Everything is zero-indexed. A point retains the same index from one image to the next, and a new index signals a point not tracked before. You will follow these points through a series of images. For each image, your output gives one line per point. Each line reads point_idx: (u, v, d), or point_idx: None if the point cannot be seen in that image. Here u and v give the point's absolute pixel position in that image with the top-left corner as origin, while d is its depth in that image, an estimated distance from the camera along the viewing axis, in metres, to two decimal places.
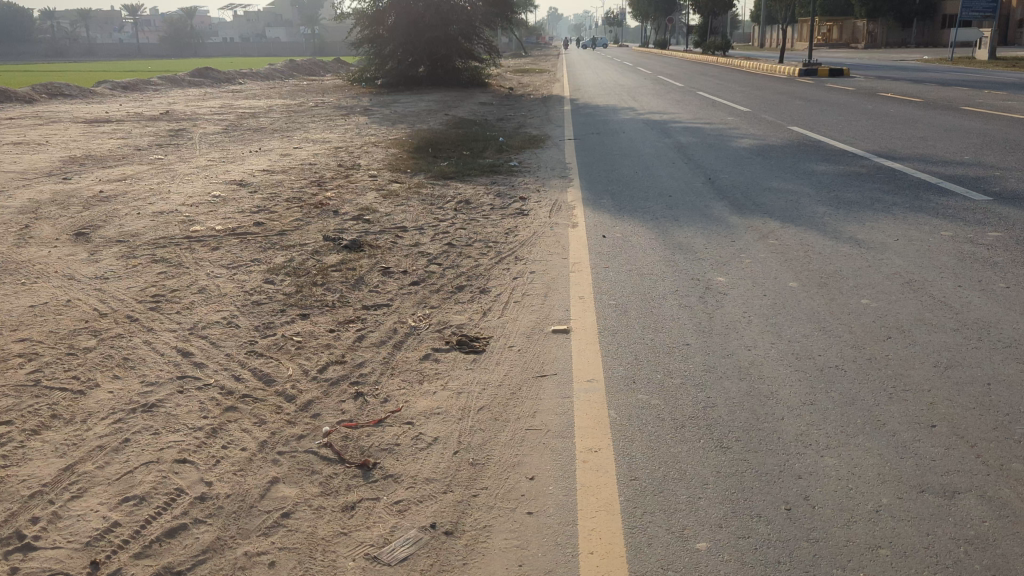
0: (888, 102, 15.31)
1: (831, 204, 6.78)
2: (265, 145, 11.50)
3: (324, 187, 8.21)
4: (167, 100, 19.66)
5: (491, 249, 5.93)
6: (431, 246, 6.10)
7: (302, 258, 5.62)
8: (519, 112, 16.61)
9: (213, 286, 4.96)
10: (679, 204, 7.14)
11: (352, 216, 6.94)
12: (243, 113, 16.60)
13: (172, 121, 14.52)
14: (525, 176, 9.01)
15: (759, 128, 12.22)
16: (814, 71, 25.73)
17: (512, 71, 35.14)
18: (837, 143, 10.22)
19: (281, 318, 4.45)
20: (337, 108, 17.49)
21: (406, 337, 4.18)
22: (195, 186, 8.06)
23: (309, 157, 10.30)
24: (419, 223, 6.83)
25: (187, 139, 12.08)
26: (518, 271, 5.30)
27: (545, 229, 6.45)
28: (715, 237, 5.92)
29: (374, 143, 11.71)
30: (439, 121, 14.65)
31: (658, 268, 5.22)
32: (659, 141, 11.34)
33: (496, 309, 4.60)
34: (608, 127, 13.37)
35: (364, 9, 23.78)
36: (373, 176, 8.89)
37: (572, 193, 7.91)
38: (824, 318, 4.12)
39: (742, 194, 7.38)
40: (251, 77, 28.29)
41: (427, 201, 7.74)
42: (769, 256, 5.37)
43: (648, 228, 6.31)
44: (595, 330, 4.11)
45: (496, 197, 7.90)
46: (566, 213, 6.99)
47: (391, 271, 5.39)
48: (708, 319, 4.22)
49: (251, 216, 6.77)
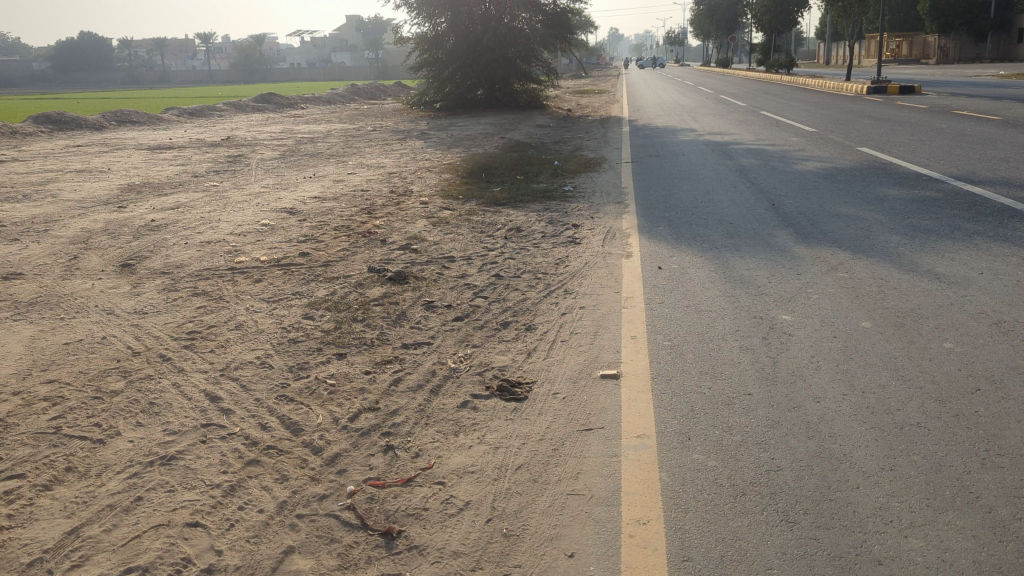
0: (964, 121, 14.59)
1: (907, 233, 6.32)
2: (319, 170, 11.48)
3: (374, 214, 8.08)
4: (230, 125, 20.00)
5: (540, 282, 5.66)
6: (479, 277, 5.86)
7: (344, 291, 5.45)
8: (577, 134, 16.36)
9: (250, 322, 4.81)
10: (740, 232, 6.77)
11: (400, 245, 6.77)
12: (302, 138, 16.75)
13: (232, 146, 14.68)
14: (580, 201, 8.74)
15: (826, 149, 11.71)
16: (883, 89, 24.91)
17: (572, 92, 34.97)
18: (911, 165, 9.70)
19: (316, 358, 4.25)
20: (394, 132, 17.50)
21: (445, 381, 3.93)
22: (245, 214, 8.01)
23: (362, 183, 10.23)
24: (468, 253, 6.61)
25: (245, 165, 12.17)
26: (567, 307, 5.02)
27: (598, 260, 6.16)
28: (779, 269, 5.55)
29: (428, 167, 11.60)
30: (495, 144, 14.49)
31: (717, 303, 4.88)
32: (721, 163, 10.95)
33: (541, 348, 4.33)
34: (667, 148, 13.02)
35: (423, 33, 23.92)
36: (424, 202, 8.74)
37: (628, 220, 7.61)
38: (902, 366, 3.74)
39: (808, 222, 6.98)
40: (314, 102, 28.72)
41: (478, 228, 7.53)
42: (839, 291, 4.98)
43: (707, 259, 5.97)
44: (647, 376, 3.80)
45: (548, 224, 7.65)
46: (620, 242, 6.70)
47: (434, 306, 5.16)
48: (771, 365, 3.87)
49: (298, 246, 6.65)
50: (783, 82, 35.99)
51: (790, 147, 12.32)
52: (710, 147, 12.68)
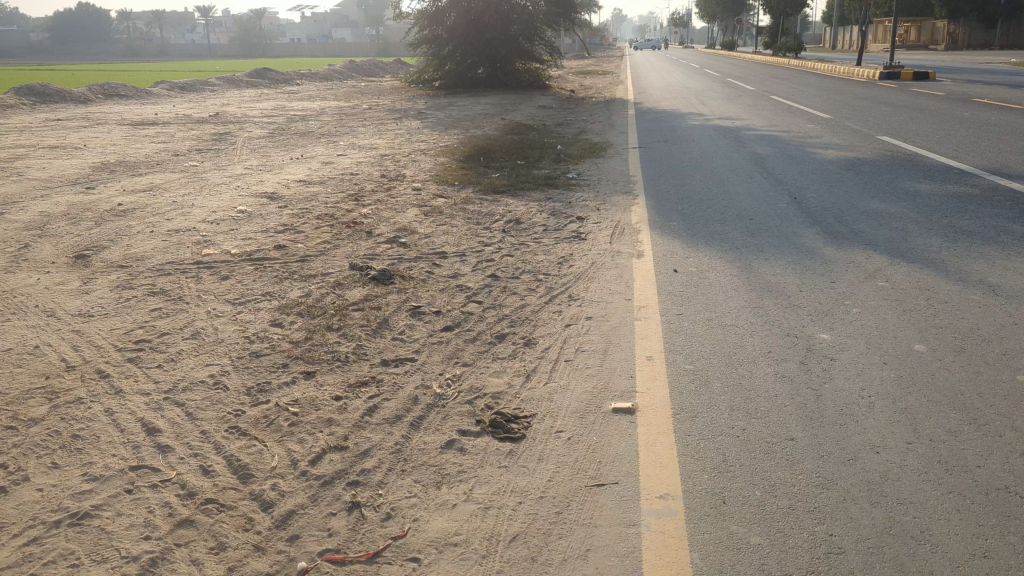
0: (986, 110, 13.95)
1: (948, 235, 5.71)
2: (308, 151, 10.85)
3: (361, 201, 7.47)
4: (220, 101, 19.28)
5: (541, 285, 5.06)
6: (473, 278, 5.26)
7: (320, 292, 4.84)
8: (580, 117, 15.69)
9: (209, 329, 4.21)
10: (761, 229, 6.16)
11: (387, 238, 6.16)
12: (294, 115, 16.09)
13: (219, 124, 14.01)
14: (584, 190, 8.11)
15: (845, 138, 11.06)
16: (895, 75, 24.22)
17: (575, 73, 34.22)
18: (938, 157, 9.07)
19: (279, 378, 3.65)
20: (390, 111, 16.82)
21: (428, 411, 3.34)
22: (222, 199, 7.39)
23: (352, 165, 9.60)
24: (461, 248, 6.00)
25: (230, 144, 11.52)
26: (571, 317, 4.41)
27: (606, 260, 5.54)
28: (809, 275, 4.94)
29: (423, 149, 10.96)
30: (495, 126, 13.83)
31: (743, 317, 4.27)
32: (734, 151, 10.30)
33: (543, 369, 3.74)
34: (676, 133, 12.37)
35: (423, 9, 23.12)
36: (417, 189, 8.11)
37: (637, 212, 6.98)
38: (971, 404, 3.15)
39: (837, 219, 6.35)
40: (310, 78, 27.93)
41: (473, 220, 6.92)
42: (882, 304, 4.36)
43: (728, 261, 5.35)
44: (667, 412, 3.20)
45: (550, 216, 7.03)
46: (630, 239, 6.08)
47: (422, 313, 4.56)
48: (815, 400, 3.26)
49: (274, 237, 6.04)
50: (791, 66, 35.23)
51: (805, 134, 11.67)
52: (721, 133, 12.05)
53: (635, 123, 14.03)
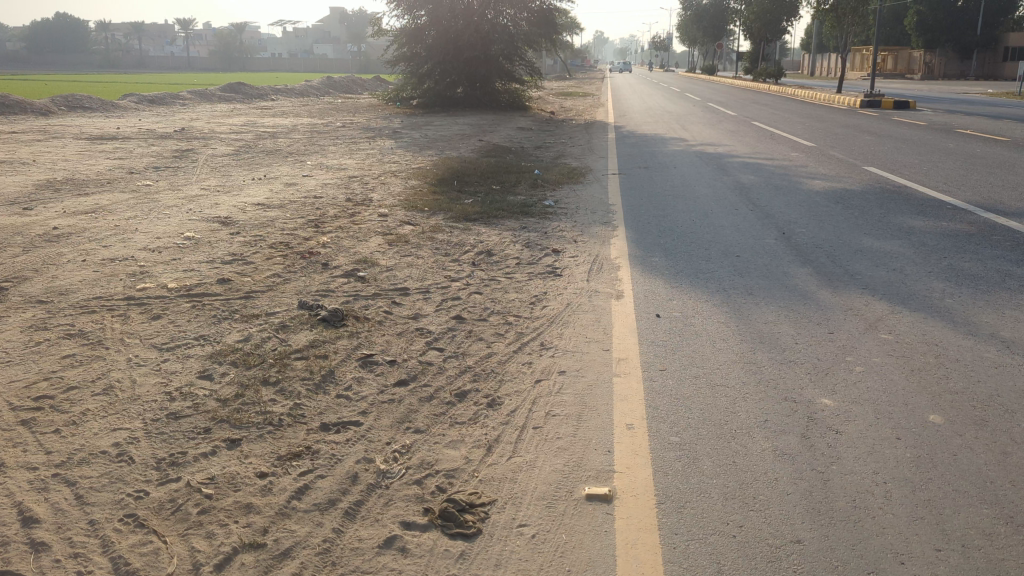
0: (972, 141, 13.67)
1: (951, 279, 5.29)
2: (272, 171, 10.31)
3: (321, 228, 6.95)
4: (189, 115, 18.73)
5: (511, 329, 4.57)
6: (436, 319, 4.76)
7: (262, 336, 4.32)
8: (559, 140, 15.27)
9: (126, 382, 3.67)
10: (749, 268, 5.72)
11: (344, 270, 5.65)
12: (263, 132, 15.53)
13: (183, 139, 13.44)
14: (561, 220, 7.64)
15: (831, 167, 10.71)
16: (876, 103, 24.10)
17: (556, 94, 33.96)
18: (929, 190, 8.70)
19: (196, 447, 3.12)
20: (364, 129, 16.33)
21: (366, 494, 2.82)
22: (170, 223, 6.85)
23: (317, 187, 9.08)
24: (425, 284, 5.49)
25: (191, 161, 10.96)
26: (543, 371, 3.92)
27: (582, 300, 5.06)
28: (804, 324, 4.49)
29: (393, 171, 10.46)
30: (471, 148, 13.37)
31: (734, 374, 3.79)
32: (717, 179, 9.89)
33: (507, 436, 3.24)
34: (657, 159, 11.97)
35: (402, 26, 22.71)
36: (383, 215, 7.61)
37: (617, 246, 6.51)
38: (1005, 497, 2.69)
39: (830, 258, 5.92)
40: (285, 93, 27.41)
41: (441, 251, 6.43)
42: (887, 361, 3.92)
43: (716, 304, 4.89)
44: (650, 501, 2.71)
45: (524, 248, 6.55)
46: (608, 276, 5.60)
47: (374, 363, 4.04)
48: (822, 485, 2.79)
49: (219, 268, 5.51)
50: (771, 92, 35.21)
51: (790, 162, 11.31)
52: (704, 160, 11.68)
53: (616, 148, 13.64)
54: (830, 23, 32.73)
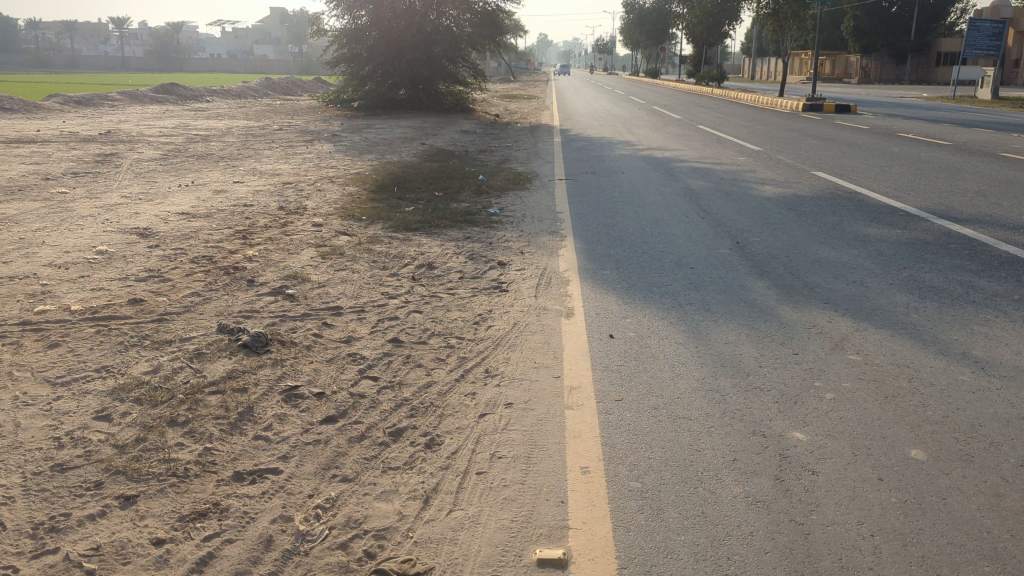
0: (916, 146, 13.72)
1: (913, 292, 5.08)
2: (201, 177, 9.73)
3: (250, 239, 6.48)
4: (117, 118, 17.89)
5: (452, 354, 4.19)
6: (370, 343, 4.35)
7: (173, 365, 3.85)
8: (505, 144, 14.93)
9: (7, 426, 3.19)
10: (705, 281, 5.44)
11: (272, 288, 5.20)
12: (195, 135, 14.85)
13: (107, 143, 12.72)
14: (506, 229, 7.29)
15: (779, 173, 10.57)
16: (818, 107, 24.38)
17: (500, 96, 33.66)
18: (879, 196, 8.58)
19: (83, 507, 2.68)
20: (302, 133, 15.74)
21: (280, 565, 2.42)
22: (82, 234, 6.30)
23: (248, 195, 8.57)
24: (360, 302, 5.08)
25: (113, 167, 10.31)
26: (487, 403, 3.54)
27: (529, 319, 4.71)
28: (766, 344, 4.21)
29: (331, 177, 9.98)
30: (413, 152, 12.94)
31: (696, 403, 3.48)
32: (666, 185, 9.66)
33: (447, 485, 2.85)
34: (604, 164, 11.71)
35: (342, 26, 22.13)
36: (317, 224, 7.15)
37: (566, 258, 6.18)
38: (1006, 551, 2.40)
39: (787, 270, 5.68)
40: (221, 94, 26.53)
41: (379, 264, 6.02)
42: (858, 386, 3.65)
43: (672, 322, 4.57)
44: (610, 566, 2.36)
45: (468, 260, 6.18)
46: (557, 291, 5.27)
47: (299, 398, 3.62)
48: (803, 540, 2.47)
49: (131, 286, 5.01)
50: (715, 96, 35.44)
51: (738, 167, 11.15)
52: (651, 165, 11.45)
53: (562, 152, 13.35)
54: (771, 27, 33.06)
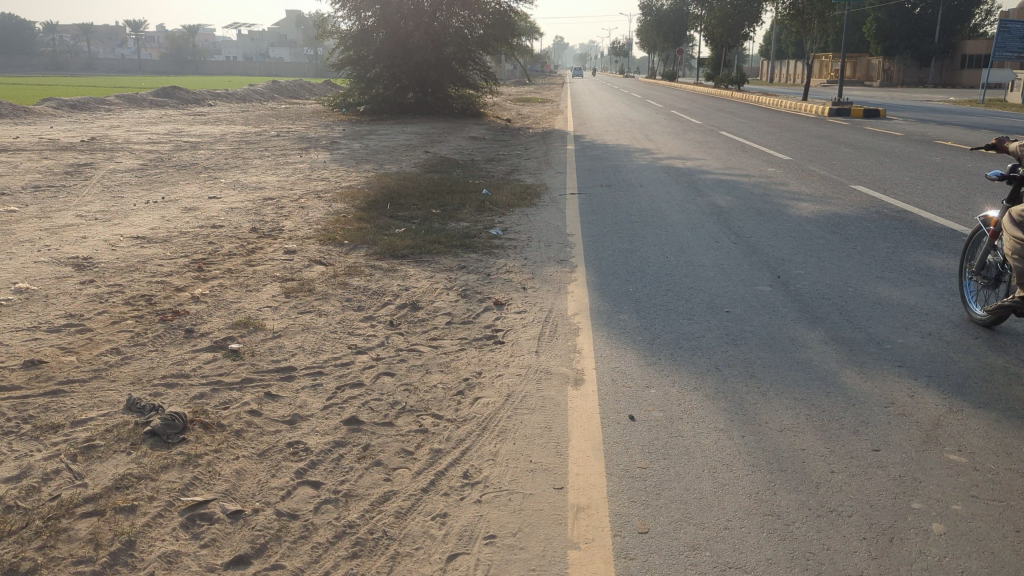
0: (961, 156, 12.57)
1: (1009, 351, 4.06)
2: (175, 191, 8.81)
3: (206, 271, 5.54)
4: (109, 123, 17.06)
5: (422, 445, 3.21)
6: (319, 425, 3.38)
7: (45, 467, 2.89)
8: (514, 152, 13.97)
9: None
10: (744, 331, 4.45)
11: (213, 340, 4.23)
12: (186, 142, 14.00)
13: (88, 152, 11.87)
14: (508, 256, 6.31)
15: (813, 187, 9.53)
16: (845, 111, 23.22)
17: (514, 101, 32.73)
18: (934, 218, 7.52)
19: None
20: (299, 139, 14.83)
21: None
22: (8, 266, 5.39)
23: (221, 213, 7.65)
24: (319, 360, 4.11)
25: (82, 179, 9.42)
26: (460, 534, 2.56)
27: (525, 388, 3.72)
28: (836, 433, 3.21)
29: (319, 192, 9.03)
30: (414, 161, 12.00)
31: (754, 539, 2.49)
32: (690, 202, 8.65)
33: None
34: (621, 175, 10.73)
35: (348, 28, 21.27)
36: (290, 251, 6.21)
37: (576, 295, 5.20)
38: None
39: (843, 316, 4.68)
40: (224, 98, 25.67)
41: (352, 304, 5.06)
42: (975, 509, 2.64)
43: (709, 396, 3.59)
44: None
45: (459, 298, 5.20)
46: (564, 344, 4.28)
47: (205, 522, 2.65)
48: None
49: (38, 340, 4.07)
50: (736, 99, 34.17)
51: (767, 180, 10.13)
52: (673, 176, 10.44)
53: (575, 161, 12.38)
54: (795, 28, 31.73)
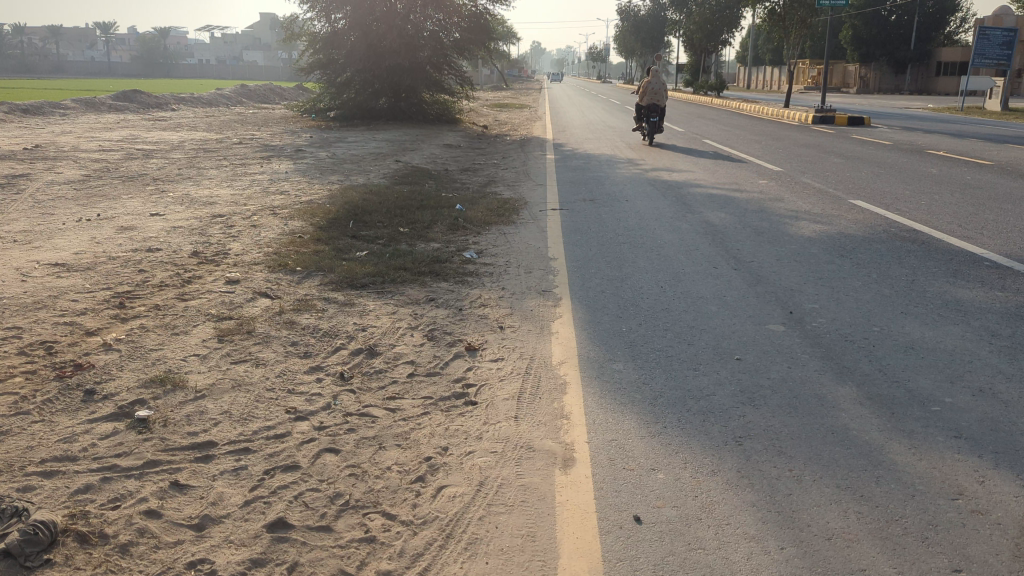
0: (959, 168, 11.96)
1: None
2: (115, 206, 8.00)
3: (128, 308, 4.75)
4: (60, 128, 16.11)
5: (366, 565, 2.45)
6: (234, 533, 2.60)
7: None
8: (490, 161, 13.24)
9: None
10: (761, 386, 3.73)
11: (117, 406, 3.46)
12: (140, 149, 13.14)
13: (29, 160, 10.98)
14: (481, 285, 5.57)
15: (811, 202, 8.86)
16: (829, 120, 22.68)
17: (491, 106, 31.99)
18: (950, 239, 6.85)
19: None
20: (262, 147, 14.01)
21: None
22: None
23: (161, 233, 6.85)
24: (247, 430, 3.33)
25: (13, 193, 8.56)
26: None
27: (502, 472, 2.97)
28: (900, 544, 2.49)
29: (275, 207, 8.24)
30: (383, 172, 11.23)
31: None
32: (682, 219, 7.97)
33: None
34: (605, 187, 10.04)
35: (317, 29, 20.44)
36: (233, 281, 5.43)
37: (560, 337, 4.47)
38: None
39: (875, 365, 3.98)
40: (189, 103, 24.70)
41: (297, 350, 4.28)
42: None
43: (732, 482, 2.86)
44: None
45: (425, 341, 4.44)
46: (549, 407, 3.53)
47: None
48: None
49: None
50: (715, 106, 33.60)
51: (762, 194, 9.46)
52: (659, 190, 9.77)
53: (554, 171, 11.69)
54: (776, 34, 31.16)
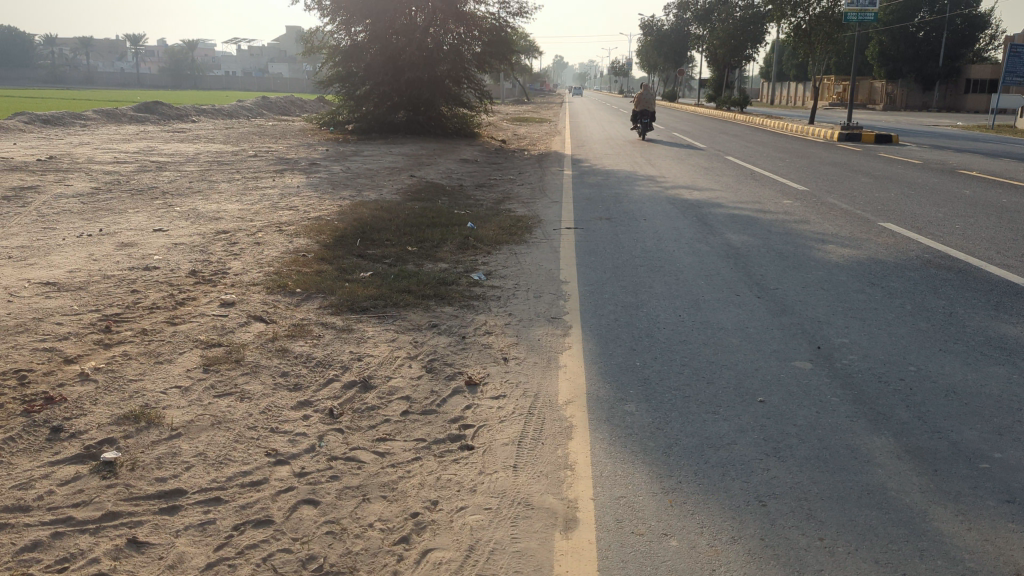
0: (993, 189, 11.52)
1: None
2: (118, 221, 7.80)
3: (112, 333, 4.50)
4: (78, 139, 16.03)
5: None
6: None
7: None
8: (507, 176, 12.98)
9: None
10: (787, 434, 3.40)
11: (84, 445, 3.19)
12: (154, 161, 13.01)
13: (41, 172, 10.85)
14: (489, 311, 5.28)
15: (839, 224, 8.50)
16: (855, 137, 22.20)
17: (511, 120, 31.80)
18: (987, 267, 6.48)
19: None
20: (277, 160, 13.84)
21: None
22: None
23: (161, 250, 6.62)
24: (221, 475, 3.04)
25: (18, 206, 8.39)
26: None
27: (496, 533, 2.66)
28: None
29: (281, 223, 8.01)
30: (396, 187, 11.00)
31: None
32: (702, 240, 7.64)
33: None
34: (623, 205, 9.73)
35: (336, 42, 20.31)
36: (227, 303, 5.17)
37: (570, 372, 4.16)
38: None
39: (913, 412, 3.63)
40: (209, 115, 24.68)
41: (287, 381, 4.00)
42: None
43: (756, 554, 2.53)
44: None
45: (424, 373, 4.14)
46: (553, 455, 3.22)
47: None
48: None
49: None
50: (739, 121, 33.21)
51: (786, 214, 9.12)
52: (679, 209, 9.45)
53: (572, 188, 11.41)
54: (801, 50, 30.70)
